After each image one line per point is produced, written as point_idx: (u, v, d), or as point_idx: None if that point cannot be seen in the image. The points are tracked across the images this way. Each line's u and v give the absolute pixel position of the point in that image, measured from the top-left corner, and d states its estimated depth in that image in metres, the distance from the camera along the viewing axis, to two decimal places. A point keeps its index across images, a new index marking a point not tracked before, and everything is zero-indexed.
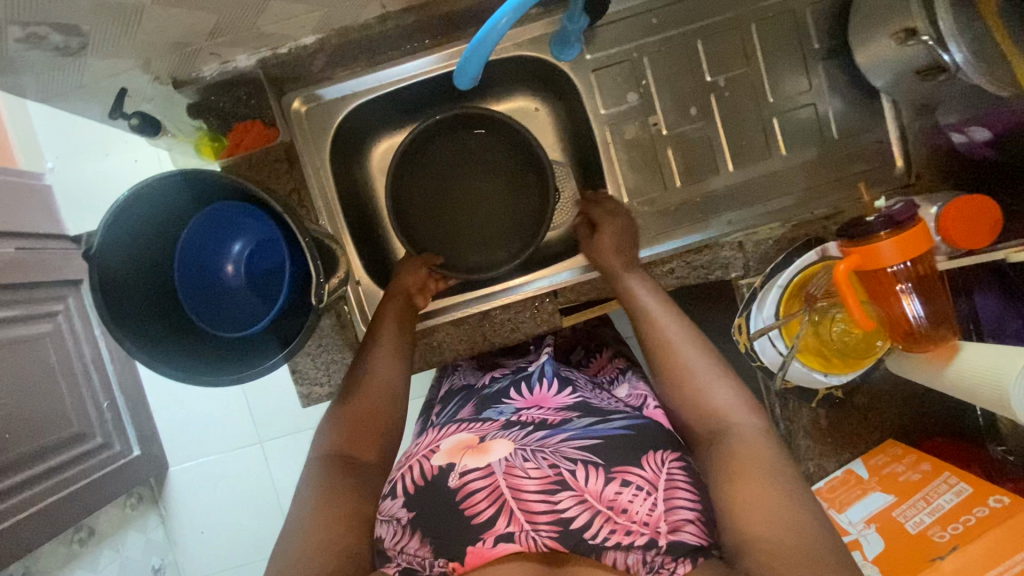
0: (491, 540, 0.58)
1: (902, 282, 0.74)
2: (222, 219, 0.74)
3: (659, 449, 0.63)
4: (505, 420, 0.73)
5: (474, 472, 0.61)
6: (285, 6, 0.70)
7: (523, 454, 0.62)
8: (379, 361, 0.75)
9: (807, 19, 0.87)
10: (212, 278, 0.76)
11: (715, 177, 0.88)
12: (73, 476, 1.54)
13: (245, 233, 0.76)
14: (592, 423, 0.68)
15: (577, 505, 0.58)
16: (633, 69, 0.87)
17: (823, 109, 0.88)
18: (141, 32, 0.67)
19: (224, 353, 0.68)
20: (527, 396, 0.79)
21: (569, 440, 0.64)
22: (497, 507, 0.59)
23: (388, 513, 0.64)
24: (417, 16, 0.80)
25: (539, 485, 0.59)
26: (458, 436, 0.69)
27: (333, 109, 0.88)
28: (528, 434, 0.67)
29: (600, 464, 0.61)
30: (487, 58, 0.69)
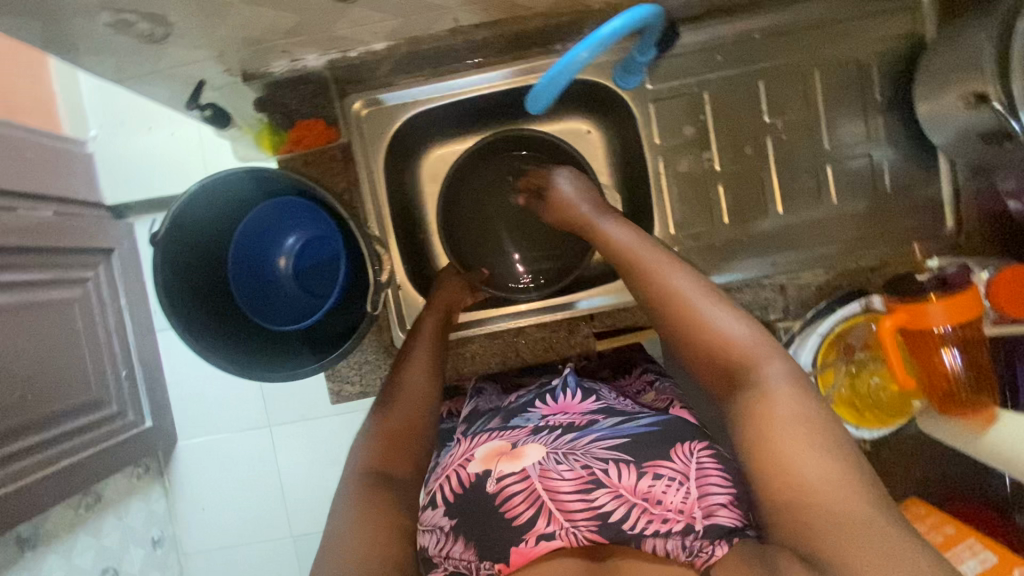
0: (533, 539, 0.60)
1: (948, 343, 0.74)
2: (282, 214, 0.75)
3: (685, 440, 0.65)
4: (532, 428, 0.71)
5: (510, 476, 0.63)
6: (364, 14, 0.71)
7: (557, 457, 0.63)
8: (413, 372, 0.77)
9: (870, 70, 0.87)
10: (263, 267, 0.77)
11: (763, 217, 0.88)
12: (89, 441, 1.56)
13: (301, 229, 0.77)
14: (618, 423, 0.68)
15: (612, 500, 0.59)
16: (692, 103, 0.87)
17: (878, 160, 0.88)
18: (224, 28, 0.68)
19: (272, 346, 0.70)
20: (551, 403, 0.76)
21: (599, 440, 0.65)
22: (536, 508, 0.61)
23: (429, 523, 0.66)
24: (487, 32, 0.81)
25: (574, 485, 0.61)
26: (489, 442, 0.69)
27: (393, 114, 0.89)
28: (557, 437, 0.67)
29: (632, 460, 0.62)
30: (560, 92, 0.69)
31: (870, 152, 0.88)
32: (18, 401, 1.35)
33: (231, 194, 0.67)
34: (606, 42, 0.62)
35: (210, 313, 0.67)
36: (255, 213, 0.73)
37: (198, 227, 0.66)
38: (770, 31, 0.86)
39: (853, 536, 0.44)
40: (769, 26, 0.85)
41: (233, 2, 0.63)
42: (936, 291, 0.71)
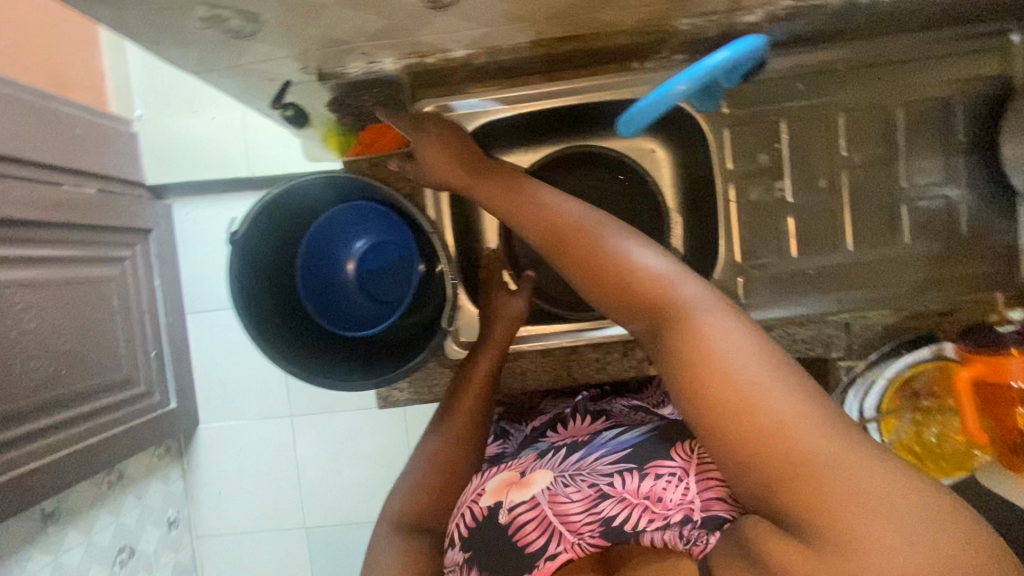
0: (546, 563, 0.62)
1: None
2: (349, 217, 0.74)
3: (681, 441, 0.68)
4: (539, 454, 0.76)
5: (521, 505, 0.65)
6: (452, 22, 0.70)
7: (563, 481, 0.67)
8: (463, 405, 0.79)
9: (956, 109, 0.84)
10: (331, 268, 0.77)
11: (832, 252, 0.86)
12: (117, 419, 1.56)
13: (368, 232, 0.76)
14: (617, 436, 0.74)
15: (616, 506, 0.63)
16: (769, 131, 0.86)
17: (956, 203, 0.86)
18: (313, 28, 0.68)
19: (339, 351, 0.70)
20: (562, 431, 0.82)
21: (600, 459, 0.70)
22: (547, 534, 0.63)
23: (452, 563, 0.70)
24: (568, 46, 0.80)
25: (581, 504, 0.63)
26: (499, 475, 0.72)
27: (464, 121, 0.90)
28: (563, 460, 0.72)
29: (634, 467, 0.66)
30: (654, 118, 0.67)
31: (948, 194, 0.86)
32: (54, 376, 1.36)
33: (301, 197, 0.66)
34: (706, 75, 0.62)
35: (282, 316, 0.68)
36: (322, 217, 0.72)
37: (271, 231, 0.66)
38: (854, 62, 0.84)
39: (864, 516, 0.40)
40: (854, 57, 0.83)
41: (330, 3, 0.62)
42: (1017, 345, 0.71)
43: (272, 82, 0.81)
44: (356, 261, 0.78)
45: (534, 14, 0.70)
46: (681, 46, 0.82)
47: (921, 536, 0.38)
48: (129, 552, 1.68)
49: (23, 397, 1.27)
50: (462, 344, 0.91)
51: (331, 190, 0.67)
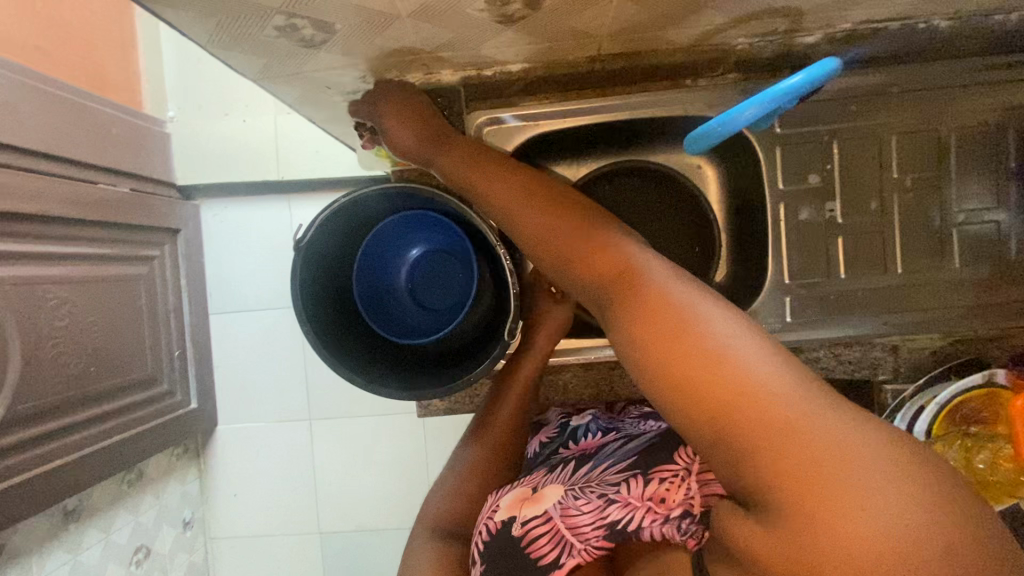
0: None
1: None
2: (401, 225, 0.73)
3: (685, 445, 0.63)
4: (550, 467, 0.73)
5: (533, 519, 0.63)
6: (516, 36, 0.71)
7: (574, 493, 0.64)
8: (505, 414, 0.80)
9: (1009, 134, 0.84)
10: (384, 275, 0.76)
11: (883, 275, 0.86)
12: (140, 418, 1.56)
13: (421, 239, 0.76)
14: (622, 446, 0.71)
15: (619, 509, 0.59)
16: (820, 152, 0.86)
17: (1006, 228, 0.85)
18: (380, 39, 0.68)
19: (391, 359, 0.70)
20: (573, 445, 0.77)
21: (607, 468, 0.67)
22: (559, 549, 0.60)
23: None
24: (624, 62, 0.80)
25: (591, 517, 0.59)
26: (514, 489, 0.70)
27: (513, 132, 0.87)
28: (574, 473, 0.69)
29: (640, 472, 0.63)
30: (716, 143, 0.67)
31: (997, 218, 0.86)
32: (82, 373, 1.36)
33: (358, 209, 0.65)
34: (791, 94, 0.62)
35: (338, 319, 0.67)
36: (375, 228, 0.71)
37: (331, 245, 0.66)
38: (908, 86, 0.84)
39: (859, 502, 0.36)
40: (908, 80, 0.84)
41: (403, 15, 0.63)
42: None
43: (330, 89, 0.82)
44: (410, 267, 0.77)
45: (597, 30, 0.71)
46: (735, 63, 0.83)
47: (914, 520, 0.35)
48: (145, 552, 1.68)
49: (52, 392, 1.28)
50: None
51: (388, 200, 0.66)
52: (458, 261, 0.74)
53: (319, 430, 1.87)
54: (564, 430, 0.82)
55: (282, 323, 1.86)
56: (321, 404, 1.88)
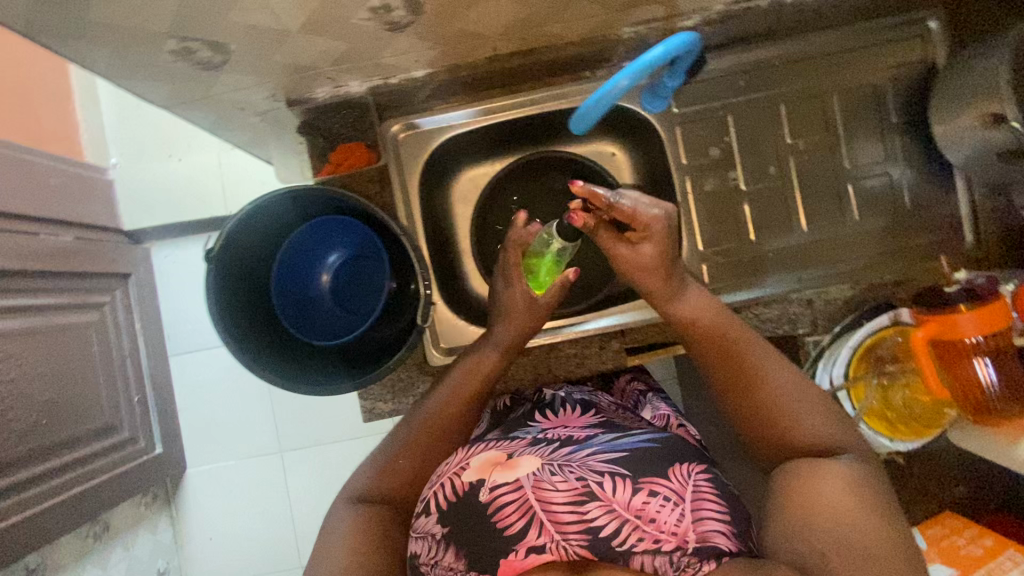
0: (523, 550, 0.62)
1: (979, 353, 0.75)
2: (304, 240, 0.75)
3: (683, 462, 0.67)
4: (532, 439, 0.74)
5: (503, 486, 0.64)
6: (409, 42, 0.75)
7: (551, 468, 0.65)
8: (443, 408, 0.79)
9: (887, 93, 0.91)
10: (305, 285, 0.78)
11: (789, 235, 0.91)
12: (100, 468, 1.52)
13: (328, 245, 0.77)
14: (615, 439, 0.71)
15: (605, 514, 0.61)
16: (717, 126, 0.91)
17: (897, 179, 0.91)
18: (278, 56, 0.72)
19: (315, 361, 0.71)
20: (551, 418, 0.81)
21: (594, 453, 0.68)
22: (527, 519, 0.62)
23: (423, 530, 0.68)
24: (522, 60, 0.85)
25: (568, 497, 0.62)
26: (487, 452, 0.71)
27: (429, 137, 0.92)
28: (554, 450, 0.70)
29: (628, 475, 0.64)
30: (607, 110, 0.72)
31: (888, 171, 0.92)
32: (34, 427, 1.33)
33: (239, 245, 0.67)
34: (653, 66, 0.67)
35: (256, 328, 0.69)
36: (279, 256, 0.74)
37: (235, 293, 0.67)
38: (789, 58, 0.90)
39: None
40: (789, 52, 0.90)
41: (292, 29, 0.66)
42: (966, 301, 0.73)
43: (243, 111, 0.85)
44: (330, 274, 0.78)
45: (487, 30, 0.75)
46: (628, 52, 0.88)
47: None
48: None
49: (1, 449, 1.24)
50: (442, 350, 0.92)
51: (265, 219, 0.67)
52: (373, 262, 0.76)
53: (291, 462, 1.85)
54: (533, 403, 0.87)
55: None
56: (291, 435, 1.86)
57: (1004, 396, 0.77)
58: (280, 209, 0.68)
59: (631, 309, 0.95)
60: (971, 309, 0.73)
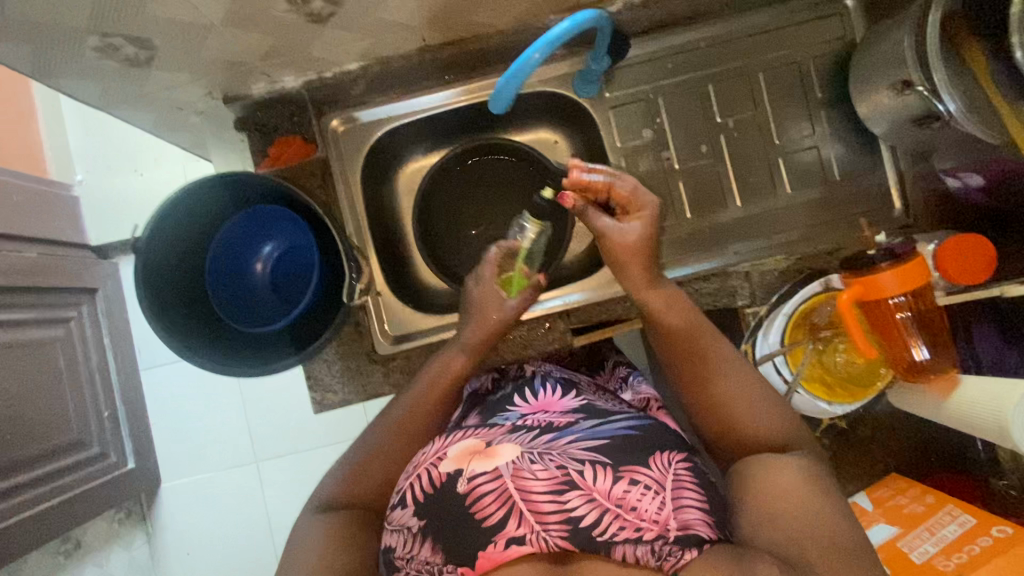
0: (502, 542, 0.58)
1: (902, 311, 0.77)
2: (230, 232, 0.75)
3: (664, 450, 0.65)
4: (511, 426, 0.72)
5: (483, 476, 0.61)
6: (336, 35, 0.77)
7: (531, 457, 0.63)
8: (404, 399, 0.78)
9: (811, 70, 0.94)
10: (240, 273, 0.79)
11: (723, 211, 0.94)
12: (68, 484, 1.50)
13: (257, 233, 0.78)
14: (595, 426, 0.69)
15: (585, 504, 0.58)
16: (649, 108, 0.94)
17: (825, 152, 0.94)
18: (205, 52, 0.74)
19: (243, 347, 0.72)
20: (532, 402, 0.79)
21: (575, 441, 0.66)
22: (507, 509, 0.59)
23: (399, 523, 0.65)
24: (453, 50, 0.88)
25: (548, 486, 0.59)
26: (464, 441, 0.68)
27: (369, 130, 0.94)
28: (534, 438, 0.67)
29: (609, 464, 0.62)
30: (515, 96, 0.73)
31: (817, 144, 0.94)
32: None
33: (159, 254, 0.66)
34: (556, 42, 0.67)
35: (184, 314, 0.69)
36: (208, 252, 0.74)
37: (170, 306, 0.67)
38: (712, 40, 0.94)
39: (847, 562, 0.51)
40: (713, 35, 0.94)
41: (213, 23, 0.68)
42: (887, 261, 0.76)
43: (182, 110, 0.86)
44: (266, 264, 0.79)
45: (412, 20, 0.78)
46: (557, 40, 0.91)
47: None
48: None
49: None
50: (389, 337, 0.93)
51: (177, 223, 0.67)
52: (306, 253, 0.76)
53: (267, 473, 1.82)
54: (513, 384, 0.86)
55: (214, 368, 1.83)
56: (267, 444, 1.83)
57: (929, 355, 0.79)
58: (188, 210, 0.67)
59: (578, 290, 0.97)
60: (891, 268, 0.75)
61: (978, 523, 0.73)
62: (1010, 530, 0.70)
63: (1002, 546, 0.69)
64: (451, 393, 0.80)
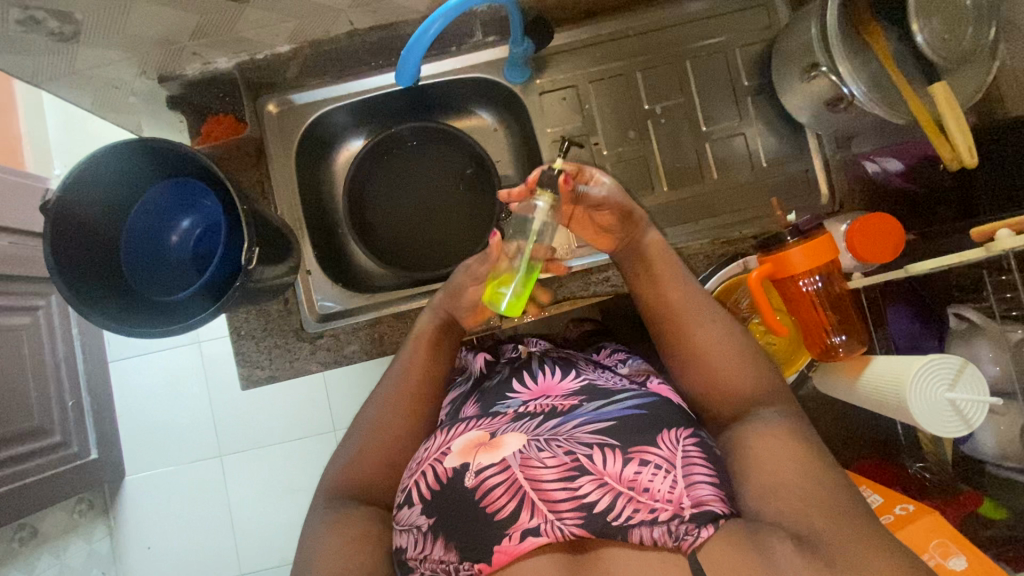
0: (517, 535, 0.58)
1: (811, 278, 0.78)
2: (147, 204, 0.77)
3: (670, 426, 0.63)
4: (514, 413, 0.69)
5: (489, 469, 0.60)
6: (262, 15, 0.80)
7: (538, 444, 0.62)
8: (383, 395, 0.76)
9: (736, 59, 0.96)
10: (157, 244, 0.80)
11: (649, 195, 0.95)
12: (28, 471, 1.45)
13: (177, 203, 0.80)
14: (601, 405, 0.66)
15: (597, 489, 0.58)
16: (578, 95, 0.96)
17: (752, 139, 0.96)
18: (132, 29, 0.76)
19: (153, 315, 0.73)
20: (532, 386, 0.74)
21: (582, 425, 0.63)
22: (518, 501, 0.58)
23: (406, 522, 0.64)
24: (382, 35, 0.91)
25: (558, 474, 0.59)
26: (467, 433, 0.66)
27: (303, 112, 0.96)
28: (539, 424, 0.65)
29: (617, 446, 0.60)
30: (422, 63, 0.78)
31: (743, 131, 0.96)
32: None
33: (70, 230, 0.68)
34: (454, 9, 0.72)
35: (94, 281, 0.70)
36: (126, 228, 0.76)
37: (87, 285, 0.69)
38: (637, 29, 0.96)
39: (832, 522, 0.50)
40: (640, 25, 0.96)
41: None
42: (796, 239, 0.77)
43: (118, 90, 0.88)
44: (184, 236, 0.81)
45: (334, 3, 0.80)
46: (487, 25, 0.93)
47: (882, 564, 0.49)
48: None
49: None
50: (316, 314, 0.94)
51: (83, 202, 0.68)
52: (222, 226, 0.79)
53: (230, 466, 1.75)
54: (510, 366, 0.80)
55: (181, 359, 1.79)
56: (231, 439, 1.76)
57: (843, 336, 0.80)
58: (95, 188, 0.69)
59: None
60: (800, 246, 0.76)
61: (884, 502, 0.72)
62: (913, 506, 0.69)
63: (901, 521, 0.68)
64: (425, 374, 0.78)
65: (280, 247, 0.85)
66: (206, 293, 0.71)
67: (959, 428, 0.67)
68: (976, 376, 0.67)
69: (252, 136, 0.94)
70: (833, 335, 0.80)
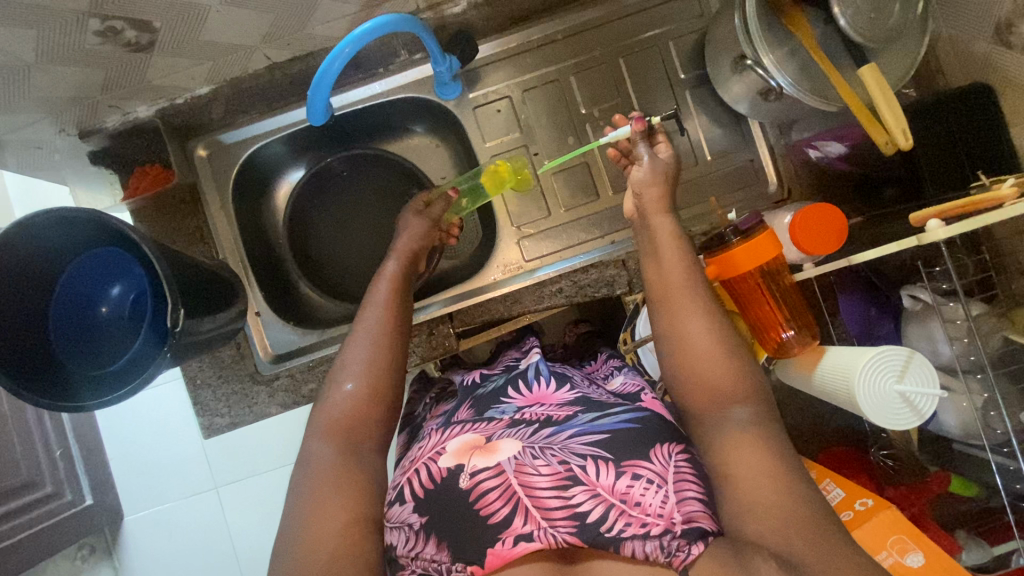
0: (510, 539, 0.56)
1: (762, 277, 0.78)
2: (68, 284, 0.76)
3: (663, 441, 0.62)
4: (509, 419, 0.69)
5: (485, 471, 0.59)
6: (171, 61, 0.77)
7: (533, 452, 0.60)
8: (358, 345, 0.71)
9: (670, 52, 0.93)
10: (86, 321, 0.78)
11: (596, 200, 0.95)
12: (18, 528, 1.31)
13: (101, 276, 0.79)
14: (596, 418, 0.66)
15: (590, 499, 0.56)
16: (512, 106, 0.94)
17: (695, 131, 0.93)
18: (36, 91, 0.73)
19: (92, 385, 0.71)
20: (526, 394, 0.75)
21: (577, 435, 0.63)
22: (512, 506, 0.57)
23: (398, 520, 0.63)
24: (303, 65, 0.88)
25: (551, 482, 0.57)
26: (463, 436, 0.66)
27: (234, 151, 0.95)
28: (534, 432, 0.64)
29: (611, 458, 0.59)
30: (331, 96, 0.78)
31: (686, 125, 0.93)
32: None
33: None
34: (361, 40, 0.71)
35: (19, 362, 0.68)
36: (57, 286, 0.75)
37: (18, 368, 0.68)
38: (565, 32, 0.93)
39: (819, 543, 0.49)
40: (569, 27, 0.93)
41: (29, 61, 0.67)
42: (737, 238, 0.75)
43: (40, 150, 0.85)
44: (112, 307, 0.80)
45: (242, 39, 0.78)
46: (409, 44, 0.90)
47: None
48: None
49: None
50: (270, 353, 0.93)
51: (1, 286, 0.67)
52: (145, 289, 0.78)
53: (227, 497, 1.58)
54: (505, 376, 0.81)
55: (171, 397, 1.60)
56: (222, 466, 1.59)
57: (794, 331, 0.78)
58: (28, 249, 0.68)
59: (436, 300, 0.95)
60: (741, 244, 0.75)
61: (845, 497, 0.76)
62: (872, 502, 0.73)
63: (861, 519, 0.72)
64: (400, 325, 0.75)
65: (222, 293, 0.82)
66: (136, 365, 0.69)
67: (912, 419, 0.66)
68: (923, 366, 0.66)
69: (184, 180, 0.92)
70: (785, 330, 0.78)
